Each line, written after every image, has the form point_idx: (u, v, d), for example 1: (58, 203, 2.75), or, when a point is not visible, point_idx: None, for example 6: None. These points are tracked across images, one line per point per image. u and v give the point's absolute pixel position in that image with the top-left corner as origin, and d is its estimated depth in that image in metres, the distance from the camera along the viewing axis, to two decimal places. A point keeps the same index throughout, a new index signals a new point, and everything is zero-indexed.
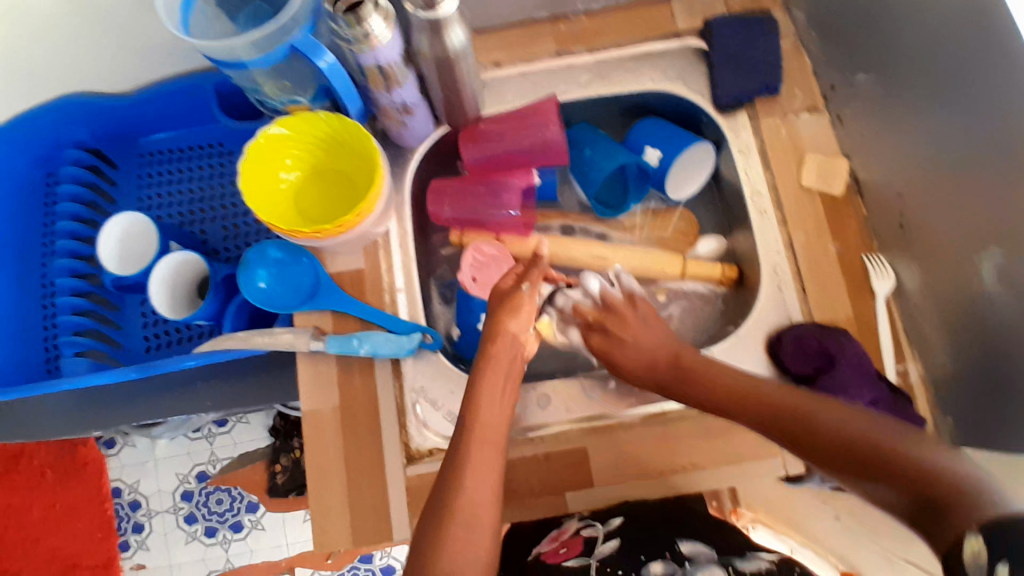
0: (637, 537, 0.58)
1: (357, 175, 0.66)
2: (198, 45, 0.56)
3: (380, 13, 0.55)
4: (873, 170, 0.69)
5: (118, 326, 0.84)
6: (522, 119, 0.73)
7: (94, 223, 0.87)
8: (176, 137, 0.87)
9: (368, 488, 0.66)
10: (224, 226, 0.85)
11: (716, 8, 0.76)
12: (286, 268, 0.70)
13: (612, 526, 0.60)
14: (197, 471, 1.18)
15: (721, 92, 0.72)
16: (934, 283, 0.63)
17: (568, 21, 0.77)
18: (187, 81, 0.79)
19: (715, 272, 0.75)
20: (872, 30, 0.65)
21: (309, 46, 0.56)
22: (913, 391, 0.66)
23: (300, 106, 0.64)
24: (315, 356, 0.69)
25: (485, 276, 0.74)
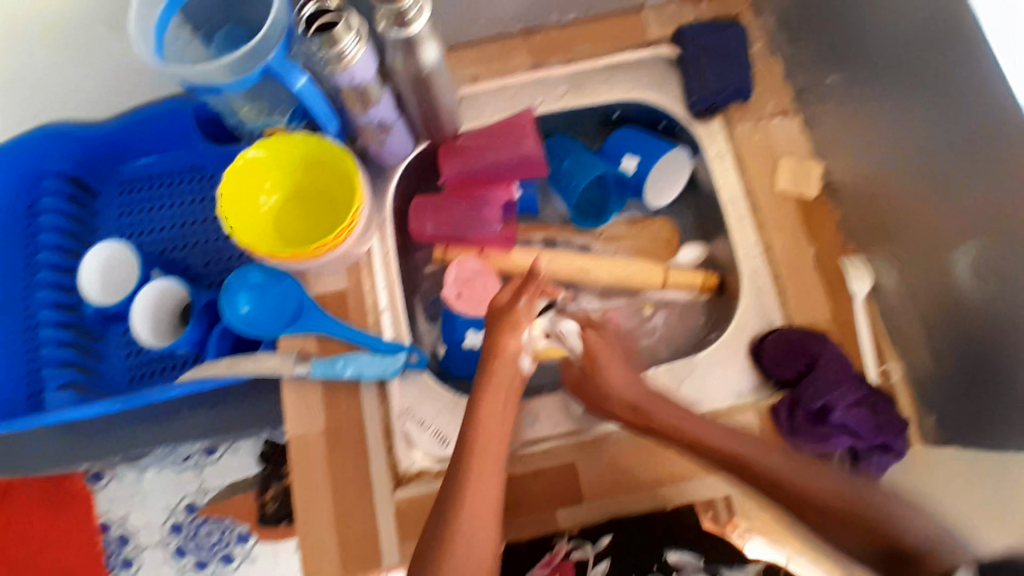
0: None
1: (337, 196, 0.66)
2: (175, 72, 0.57)
3: (353, 34, 0.56)
4: (846, 172, 0.70)
5: (100, 358, 0.83)
6: (499, 134, 0.74)
7: (75, 252, 0.86)
8: (155, 163, 0.87)
9: (357, 512, 0.64)
10: (205, 251, 0.84)
11: (685, 19, 0.77)
12: (268, 291, 0.69)
13: (601, 547, 0.63)
14: (186, 503, 1.15)
15: (696, 97, 0.73)
16: (911, 281, 0.64)
17: (542, 36, 0.78)
18: (166, 107, 0.80)
19: (697, 280, 0.75)
20: (839, 34, 0.66)
21: (284, 67, 0.57)
22: (894, 392, 0.66)
23: (277, 127, 0.66)
24: (299, 379, 0.68)
25: (471, 291, 0.73)
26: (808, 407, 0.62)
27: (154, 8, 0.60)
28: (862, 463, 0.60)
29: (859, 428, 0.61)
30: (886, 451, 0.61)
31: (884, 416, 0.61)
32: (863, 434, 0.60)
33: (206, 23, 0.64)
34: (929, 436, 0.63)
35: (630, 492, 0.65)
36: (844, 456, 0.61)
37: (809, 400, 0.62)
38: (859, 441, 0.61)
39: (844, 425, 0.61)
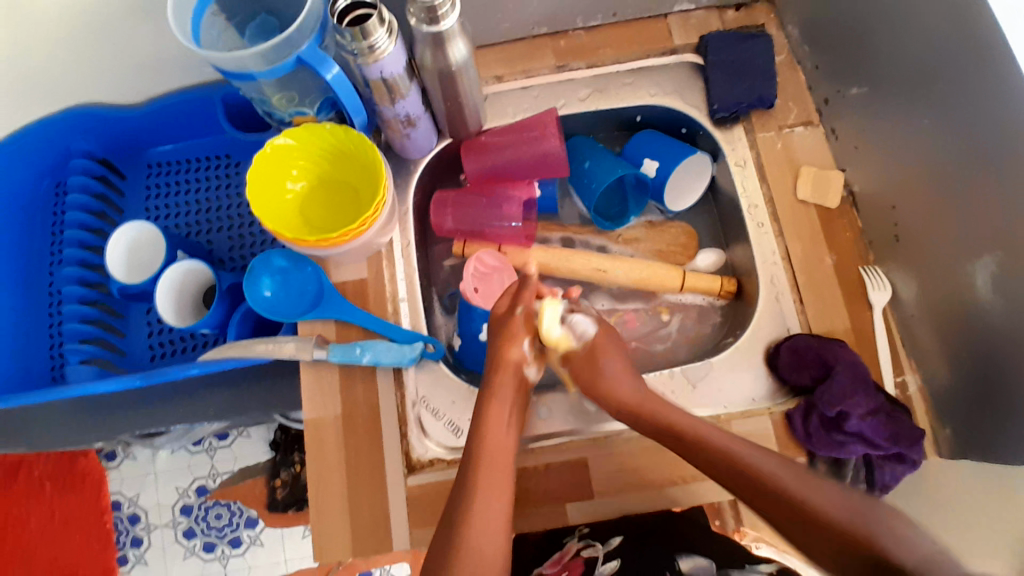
0: (637, 560, 0.59)
1: (363, 185, 0.67)
2: (209, 58, 0.58)
3: (384, 28, 0.57)
4: (867, 182, 0.70)
5: (123, 334, 0.85)
6: (523, 131, 0.74)
7: (103, 232, 0.88)
8: (183, 149, 0.89)
9: (369, 498, 0.66)
10: (228, 236, 0.85)
11: (711, 25, 0.78)
12: (290, 277, 0.71)
13: (612, 546, 0.61)
14: (197, 486, 1.18)
15: (718, 105, 0.73)
16: (929, 294, 0.64)
17: (568, 36, 0.79)
18: (195, 93, 0.81)
19: (714, 285, 0.75)
20: (865, 44, 0.66)
21: (316, 58, 0.58)
22: (911, 402, 0.66)
23: (305, 117, 0.66)
24: (317, 364, 0.69)
25: (487, 288, 0.74)
26: (825, 413, 0.62)
27: None
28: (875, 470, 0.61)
29: (875, 437, 0.61)
30: (899, 461, 0.62)
31: (901, 424, 0.61)
32: (878, 443, 0.61)
33: (241, 13, 0.65)
34: (943, 448, 0.63)
35: (639, 491, 0.66)
36: (857, 464, 0.62)
37: (825, 406, 0.62)
38: (872, 450, 0.61)
39: (859, 434, 0.61)
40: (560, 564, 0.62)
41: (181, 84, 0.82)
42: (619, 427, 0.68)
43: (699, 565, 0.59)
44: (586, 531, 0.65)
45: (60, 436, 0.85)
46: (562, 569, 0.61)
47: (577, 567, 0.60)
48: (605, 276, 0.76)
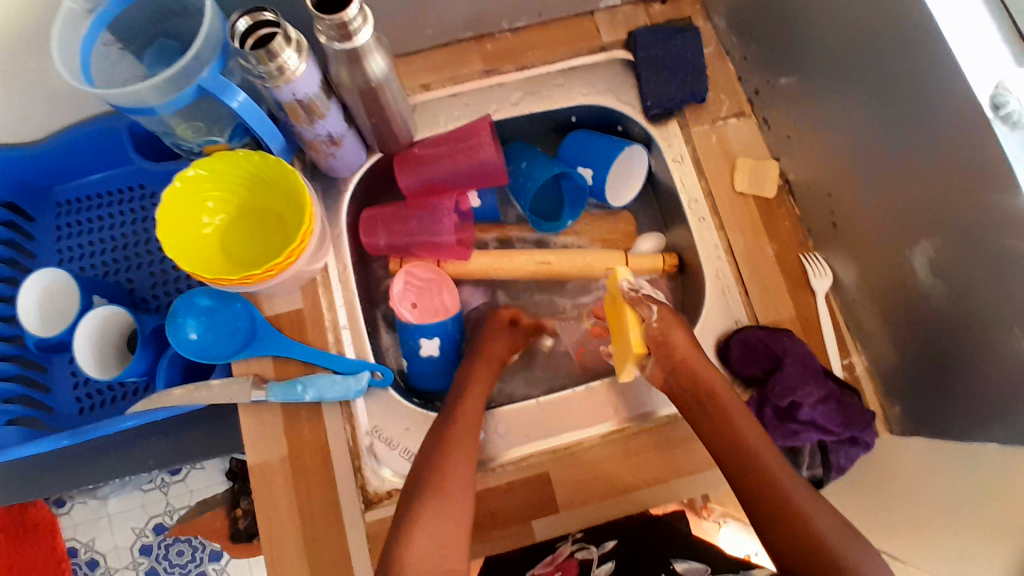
0: (636, 561, 0.58)
1: (287, 212, 0.63)
2: (99, 94, 0.53)
3: (292, 46, 0.53)
4: (802, 171, 0.70)
5: (48, 390, 0.79)
6: (456, 141, 0.72)
7: (15, 281, 0.81)
8: (93, 183, 0.82)
9: (326, 539, 0.63)
10: (152, 272, 0.80)
11: (638, 20, 0.76)
12: (217, 316, 0.65)
13: (607, 548, 0.60)
14: (154, 523, 1.13)
15: (651, 102, 0.72)
16: (868, 279, 0.65)
17: (494, 40, 0.76)
18: (97, 126, 0.74)
19: (657, 263, 0.75)
20: (790, 35, 0.66)
21: (218, 85, 0.53)
22: (859, 382, 0.68)
23: (217, 146, 0.61)
24: (257, 406, 0.65)
25: (426, 302, 0.72)
26: (777, 404, 0.63)
27: (78, 26, 0.56)
28: (831, 454, 0.63)
29: (827, 423, 0.61)
30: (854, 443, 0.63)
31: (851, 408, 0.62)
32: (832, 429, 0.61)
33: (136, 39, 0.60)
34: (894, 425, 0.66)
35: (605, 501, 0.65)
36: (812, 450, 0.64)
37: (778, 398, 0.63)
38: (826, 435, 0.62)
39: (812, 421, 0.62)
40: (553, 564, 0.60)
41: (80, 116, 0.75)
42: (580, 436, 0.67)
43: (693, 565, 0.57)
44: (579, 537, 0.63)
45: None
46: (554, 570, 0.59)
47: (571, 568, 0.58)
48: (550, 268, 0.75)
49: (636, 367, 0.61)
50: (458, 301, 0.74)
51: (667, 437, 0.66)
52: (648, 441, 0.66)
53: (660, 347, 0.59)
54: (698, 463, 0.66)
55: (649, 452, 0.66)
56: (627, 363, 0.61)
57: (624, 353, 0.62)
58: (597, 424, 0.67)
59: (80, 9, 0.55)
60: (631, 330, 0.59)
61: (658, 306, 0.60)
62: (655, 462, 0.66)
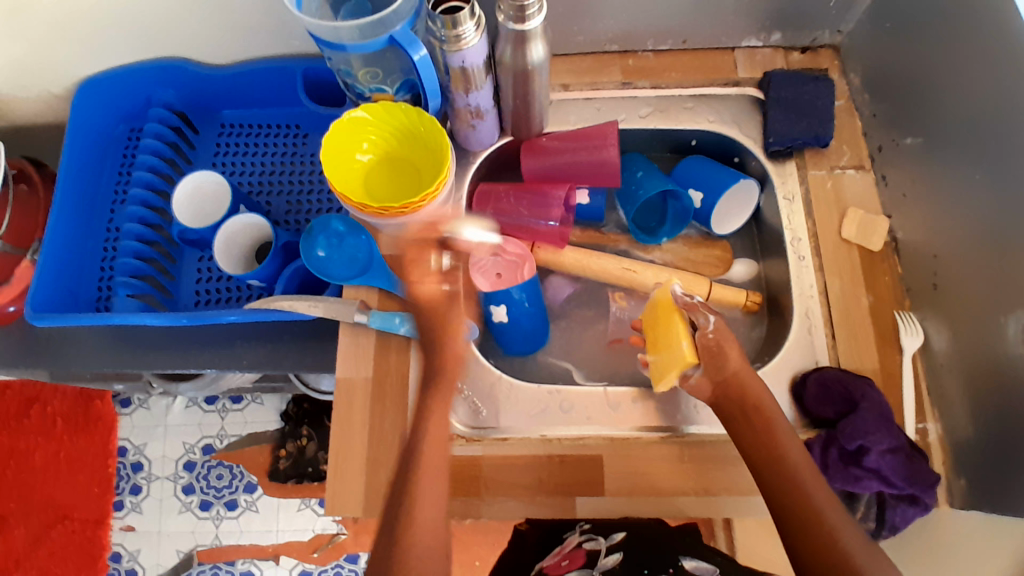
0: (640, 556, 0.62)
1: (426, 166, 0.71)
2: (308, 24, 0.62)
3: (473, 21, 0.61)
4: (912, 231, 0.71)
5: (173, 279, 0.88)
6: (583, 139, 0.78)
7: (170, 178, 0.92)
8: (256, 114, 0.94)
9: (386, 461, 0.67)
10: (288, 200, 0.89)
11: (776, 64, 0.81)
12: (345, 241, 0.73)
13: (614, 541, 0.64)
14: (204, 443, 1.21)
15: (774, 138, 0.76)
16: (961, 346, 0.65)
17: (636, 56, 0.82)
18: (277, 64, 0.85)
19: (738, 298, 0.77)
20: (927, 98, 0.68)
21: (408, 39, 0.62)
22: (929, 449, 0.66)
23: (383, 94, 0.70)
24: (355, 328, 0.72)
25: (510, 273, 0.74)
26: (844, 446, 0.63)
27: None
28: (888, 510, 0.62)
29: (892, 475, 0.61)
30: (913, 503, 0.62)
31: (919, 466, 0.61)
32: (894, 482, 0.61)
33: None
34: (955, 498, 0.64)
35: (649, 498, 0.66)
36: (869, 501, 0.63)
37: (846, 439, 0.62)
38: (887, 488, 0.61)
39: (876, 471, 0.61)
40: (562, 554, 0.65)
41: (265, 53, 0.87)
42: (637, 432, 0.69)
43: (701, 565, 0.62)
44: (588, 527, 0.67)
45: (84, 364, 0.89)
46: (562, 558, 0.65)
47: (578, 557, 0.63)
48: (634, 277, 0.78)
49: (679, 377, 0.61)
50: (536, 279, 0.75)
51: (726, 453, 0.67)
52: (706, 453, 0.67)
53: (713, 358, 0.60)
54: (751, 485, 0.66)
55: (706, 463, 0.67)
56: (672, 372, 0.60)
57: (667, 364, 0.62)
58: (659, 425, 0.69)
59: None
60: (682, 340, 0.60)
61: (715, 316, 0.63)
62: (709, 475, 0.67)
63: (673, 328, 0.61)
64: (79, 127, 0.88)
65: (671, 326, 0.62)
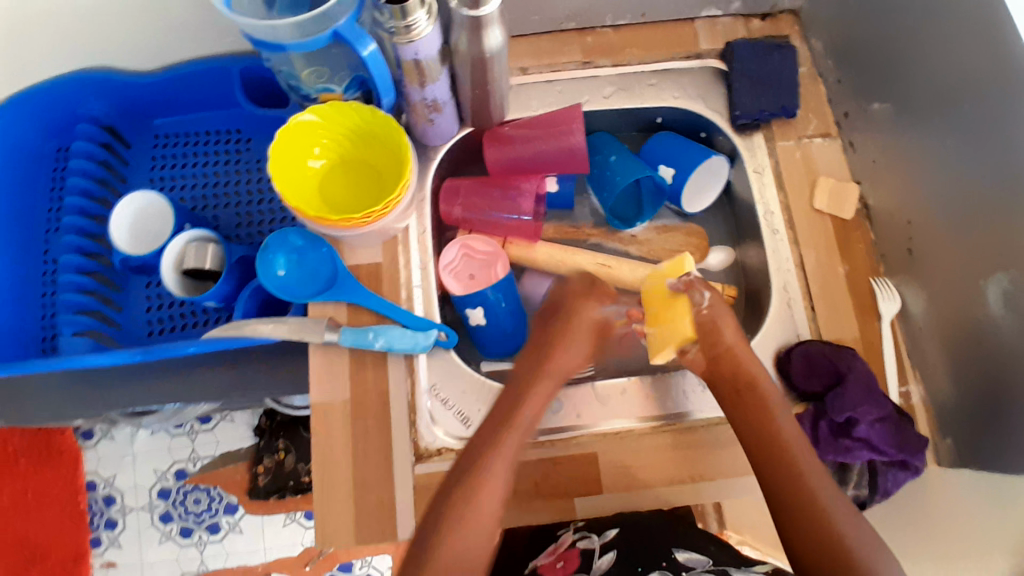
0: (634, 549, 0.59)
1: (385, 167, 0.67)
2: (240, 24, 0.55)
3: (424, 9, 0.56)
4: (883, 197, 0.71)
5: (119, 309, 0.82)
6: (548, 127, 0.74)
7: (105, 201, 0.86)
8: (193, 121, 0.86)
9: (374, 483, 0.65)
10: (237, 212, 0.83)
11: (737, 33, 0.79)
12: (305, 257, 0.68)
13: (608, 537, 0.61)
14: (176, 468, 1.15)
15: (740, 111, 0.74)
16: (938, 309, 0.66)
17: (596, 34, 0.79)
18: (209, 65, 0.78)
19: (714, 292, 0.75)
20: (892, 60, 0.68)
21: (354, 33, 0.56)
22: (913, 412, 0.68)
23: (332, 95, 0.64)
24: (327, 348, 0.68)
25: (483, 272, 0.73)
26: (833, 419, 0.63)
27: None
28: (879, 477, 0.63)
29: (881, 444, 0.62)
30: (903, 468, 0.63)
31: (906, 433, 0.63)
32: (883, 449, 0.62)
33: None
34: (944, 458, 0.66)
35: (646, 489, 0.66)
36: (862, 469, 0.63)
37: (835, 413, 0.63)
38: (877, 456, 0.62)
39: (866, 440, 0.62)
40: (555, 554, 0.62)
41: (194, 54, 0.79)
42: (631, 424, 0.68)
43: (695, 556, 0.58)
44: (581, 524, 0.65)
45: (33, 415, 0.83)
46: (557, 558, 0.62)
47: (573, 558, 0.60)
48: (609, 273, 0.77)
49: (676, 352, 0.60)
50: (510, 274, 0.75)
51: (718, 436, 0.67)
52: (698, 437, 0.67)
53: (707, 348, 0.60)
54: (745, 466, 0.66)
55: (699, 449, 0.67)
56: (671, 346, 0.59)
57: (664, 338, 0.60)
58: (648, 416, 0.68)
59: None
60: (684, 317, 0.59)
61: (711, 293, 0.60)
62: (704, 459, 0.66)
63: (676, 304, 0.60)
64: (3, 144, 0.78)
65: (673, 301, 0.60)
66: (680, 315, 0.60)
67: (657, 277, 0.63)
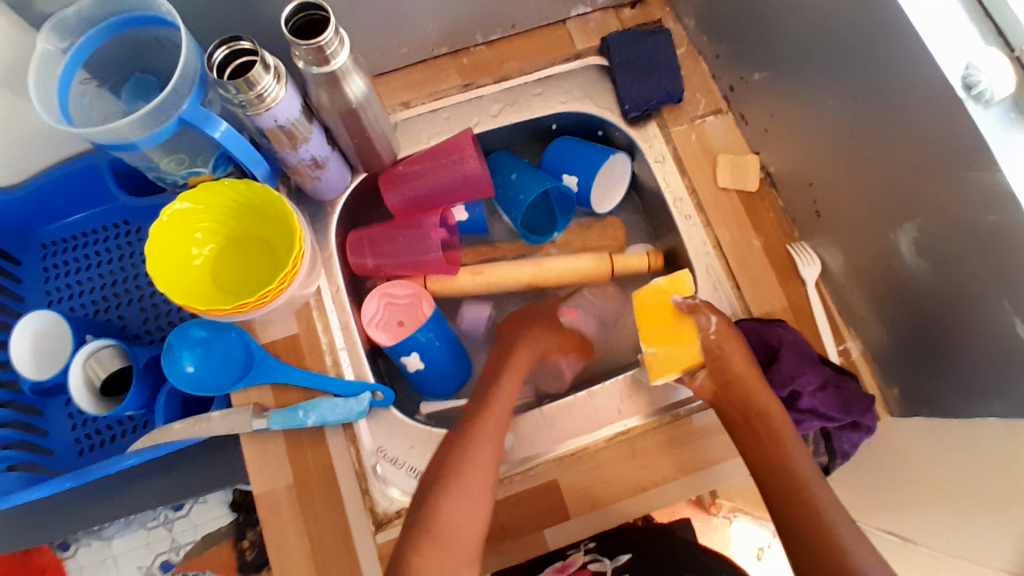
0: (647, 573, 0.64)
1: (276, 238, 0.64)
2: (79, 133, 0.52)
3: (272, 73, 0.53)
4: (782, 162, 0.72)
5: (46, 433, 0.78)
6: (440, 156, 0.72)
7: (4, 325, 0.79)
8: (77, 223, 0.82)
9: (337, 563, 0.62)
10: (142, 307, 0.80)
11: (610, 26, 0.78)
12: (212, 346, 0.65)
13: (620, 561, 0.66)
14: (160, 561, 1.05)
15: (629, 105, 0.73)
16: (854, 264, 0.66)
17: (470, 54, 0.77)
18: (78, 166, 0.74)
19: (642, 262, 0.76)
20: (758, 28, 0.68)
21: (199, 116, 0.54)
22: (855, 367, 0.68)
23: (201, 176, 0.62)
24: (259, 435, 0.65)
25: (410, 315, 0.71)
26: (778, 395, 0.63)
27: (56, 64, 0.55)
28: (834, 441, 0.63)
29: (828, 410, 0.62)
30: (855, 428, 0.63)
31: (849, 392, 0.63)
32: (832, 416, 0.62)
33: (112, 74, 0.60)
34: (893, 406, 0.66)
35: (613, 504, 0.65)
36: (816, 438, 0.64)
37: (777, 389, 0.63)
38: (828, 422, 0.62)
39: (813, 410, 0.62)
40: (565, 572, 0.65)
41: (58, 156, 0.75)
42: (586, 441, 0.67)
43: None
44: (592, 544, 0.68)
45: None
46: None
47: None
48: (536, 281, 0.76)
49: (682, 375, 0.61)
50: (438, 308, 0.72)
51: (671, 434, 0.66)
52: (653, 440, 0.66)
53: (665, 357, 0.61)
54: (703, 458, 0.65)
55: (656, 452, 0.66)
56: (677, 369, 0.61)
57: (669, 361, 0.61)
58: (600, 429, 0.67)
59: (55, 50, 0.55)
60: (694, 341, 0.60)
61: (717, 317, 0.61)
62: (664, 461, 0.66)
63: (684, 326, 0.61)
64: None
65: (684, 326, 0.61)
66: (691, 338, 0.61)
67: (660, 295, 0.63)
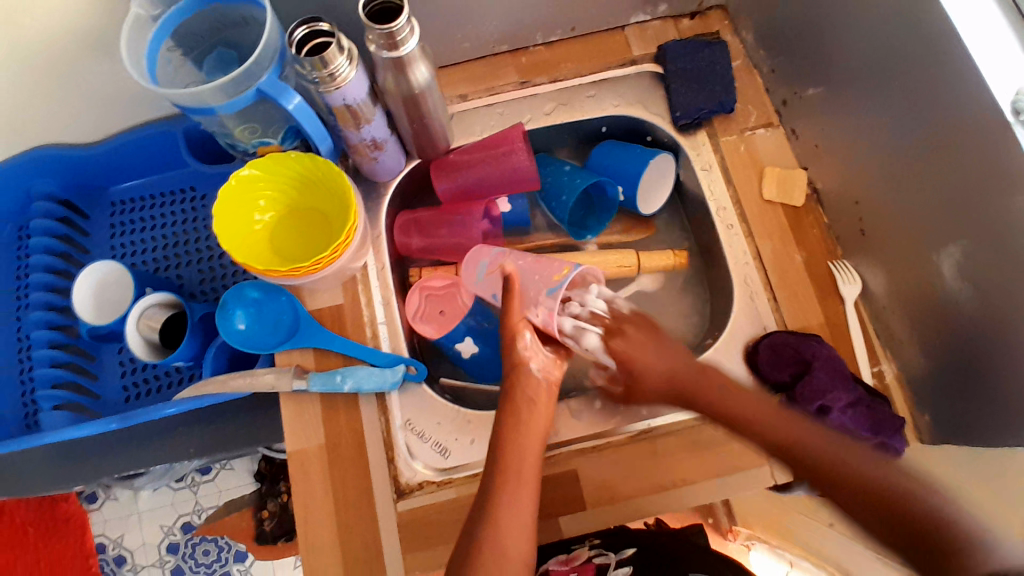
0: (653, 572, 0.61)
1: (332, 212, 0.67)
2: (164, 94, 0.57)
3: (345, 55, 0.57)
4: (830, 179, 0.71)
5: (96, 378, 0.83)
6: (490, 148, 0.75)
7: (69, 274, 0.87)
8: (145, 185, 0.88)
9: (358, 526, 0.64)
10: (199, 269, 0.85)
11: (668, 35, 0.80)
12: (264, 307, 0.70)
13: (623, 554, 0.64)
14: (182, 522, 1.10)
15: (680, 112, 0.75)
16: (896, 285, 0.65)
17: (529, 53, 0.80)
18: (155, 131, 0.80)
19: (666, 260, 0.77)
20: (816, 44, 0.68)
21: (276, 89, 0.58)
22: (889, 391, 0.67)
23: (270, 147, 0.66)
24: (296, 396, 0.68)
25: (451, 305, 0.75)
26: (806, 408, 0.63)
27: (148, 28, 0.60)
28: None
29: (858, 428, 0.61)
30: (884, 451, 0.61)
31: (881, 414, 0.62)
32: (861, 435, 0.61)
33: (197, 46, 0.65)
34: (925, 434, 0.65)
35: (631, 499, 0.65)
36: None
37: (806, 402, 0.63)
38: None
39: (841, 426, 0.61)
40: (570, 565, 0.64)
41: (139, 121, 0.81)
42: (609, 436, 0.68)
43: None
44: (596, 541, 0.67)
45: (34, 487, 0.84)
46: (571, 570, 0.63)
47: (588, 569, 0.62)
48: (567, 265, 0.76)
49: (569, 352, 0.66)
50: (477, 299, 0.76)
51: (694, 438, 0.66)
52: (677, 442, 0.67)
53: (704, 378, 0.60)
54: (724, 466, 0.65)
55: (678, 454, 0.66)
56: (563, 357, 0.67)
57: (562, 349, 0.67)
58: (627, 425, 0.68)
59: (147, 17, 0.60)
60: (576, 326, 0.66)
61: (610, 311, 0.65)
62: (685, 464, 0.66)
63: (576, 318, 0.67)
64: None
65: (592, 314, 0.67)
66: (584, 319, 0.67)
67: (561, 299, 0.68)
